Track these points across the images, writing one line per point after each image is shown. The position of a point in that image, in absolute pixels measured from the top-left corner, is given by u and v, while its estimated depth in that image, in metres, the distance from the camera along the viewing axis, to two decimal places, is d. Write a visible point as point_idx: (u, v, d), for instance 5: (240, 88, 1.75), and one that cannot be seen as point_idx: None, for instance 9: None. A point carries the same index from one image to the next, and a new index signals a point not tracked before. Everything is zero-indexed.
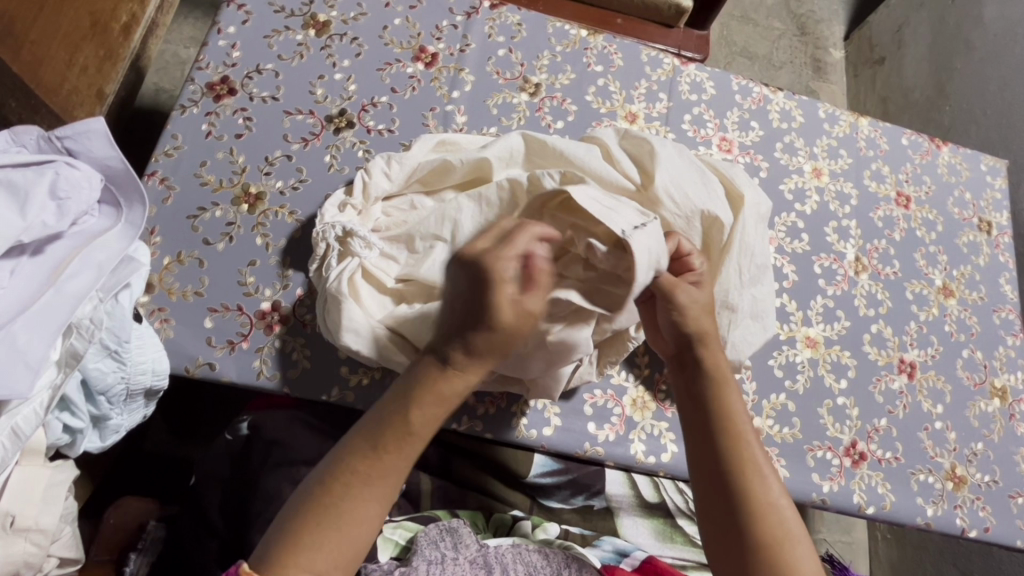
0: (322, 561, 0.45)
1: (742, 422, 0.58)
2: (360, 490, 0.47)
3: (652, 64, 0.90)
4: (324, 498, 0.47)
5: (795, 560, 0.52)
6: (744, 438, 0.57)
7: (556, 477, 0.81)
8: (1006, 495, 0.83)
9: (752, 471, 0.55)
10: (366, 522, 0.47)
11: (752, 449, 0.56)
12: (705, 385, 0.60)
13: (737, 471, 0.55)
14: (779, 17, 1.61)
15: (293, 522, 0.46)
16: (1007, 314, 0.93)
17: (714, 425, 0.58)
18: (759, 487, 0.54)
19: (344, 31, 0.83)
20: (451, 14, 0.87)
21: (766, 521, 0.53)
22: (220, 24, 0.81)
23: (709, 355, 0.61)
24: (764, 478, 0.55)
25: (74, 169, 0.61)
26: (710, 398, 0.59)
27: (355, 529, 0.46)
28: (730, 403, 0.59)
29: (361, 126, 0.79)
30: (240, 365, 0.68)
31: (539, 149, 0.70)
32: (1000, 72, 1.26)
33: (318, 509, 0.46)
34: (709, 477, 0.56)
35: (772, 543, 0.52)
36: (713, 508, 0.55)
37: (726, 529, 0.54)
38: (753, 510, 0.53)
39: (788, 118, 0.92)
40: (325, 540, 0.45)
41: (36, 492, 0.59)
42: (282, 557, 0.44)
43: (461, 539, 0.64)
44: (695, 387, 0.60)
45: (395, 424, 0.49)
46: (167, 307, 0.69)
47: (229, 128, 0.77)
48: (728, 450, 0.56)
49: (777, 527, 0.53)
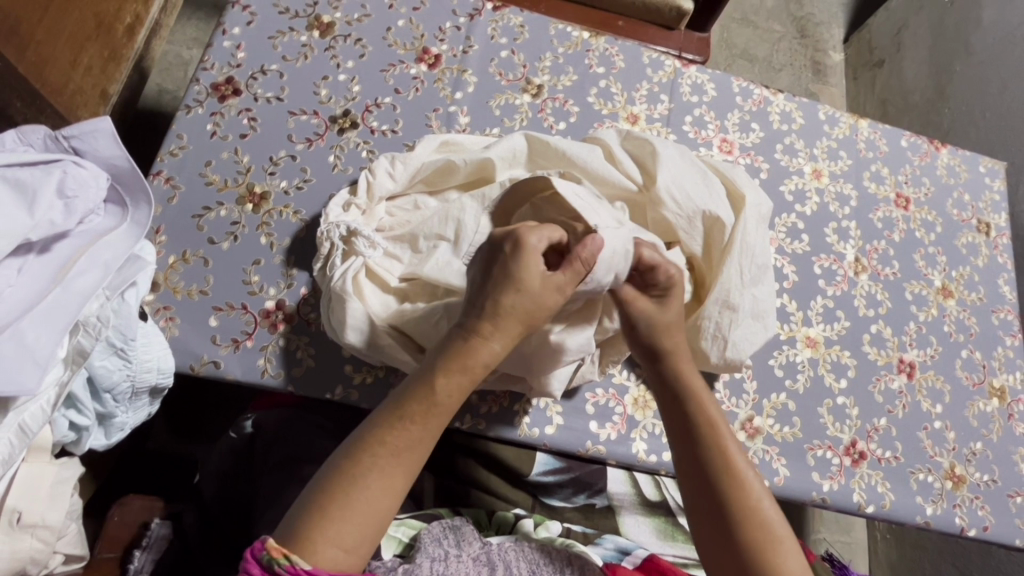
0: (350, 531, 0.46)
1: (724, 429, 0.58)
2: (386, 462, 0.48)
3: (653, 66, 0.91)
4: (351, 472, 0.47)
5: (785, 566, 0.52)
6: (727, 449, 0.57)
7: (558, 476, 0.82)
8: (1005, 495, 0.83)
9: (738, 483, 0.55)
10: (393, 493, 0.48)
11: (737, 460, 0.56)
12: (687, 398, 0.60)
13: (725, 478, 0.55)
14: (779, 20, 1.62)
15: (318, 496, 0.47)
16: (1006, 315, 0.93)
17: (697, 439, 0.58)
18: (747, 497, 0.55)
19: (348, 32, 0.84)
20: (454, 15, 0.88)
21: (756, 531, 0.53)
22: (225, 25, 0.82)
23: (683, 371, 0.61)
24: (753, 484, 0.55)
25: (82, 168, 0.61)
26: (690, 413, 0.59)
27: (382, 501, 0.47)
28: (711, 415, 0.58)
29: (365, 127, 0.80)
30: (244, 364, 0.68)
31: (542, 150, 0.71)
32: (999, 74, 1.26)
33: (345, 482, 0.47)
34: (700, 491, 0.56)
35: (765, 548, 0.53)
36: (705, 520, 0.55)
37: (718, 541, 0.54)
38: (744, 516, 0.54)
39: (788, 119, 0.93)
40: (352, 515, 0.46)
41: (42, 490, 0.59)
42: (310, 530, 0.45)
43: (464, 537, 0.65)
44: (675, 402, 0.60)
45: (419, 398, 0.51)
46: (172, 306, 0.69)
47: (234, 129, 0.77)
48: (715, 463, 0.56)
49: (767, 534, 0.53)
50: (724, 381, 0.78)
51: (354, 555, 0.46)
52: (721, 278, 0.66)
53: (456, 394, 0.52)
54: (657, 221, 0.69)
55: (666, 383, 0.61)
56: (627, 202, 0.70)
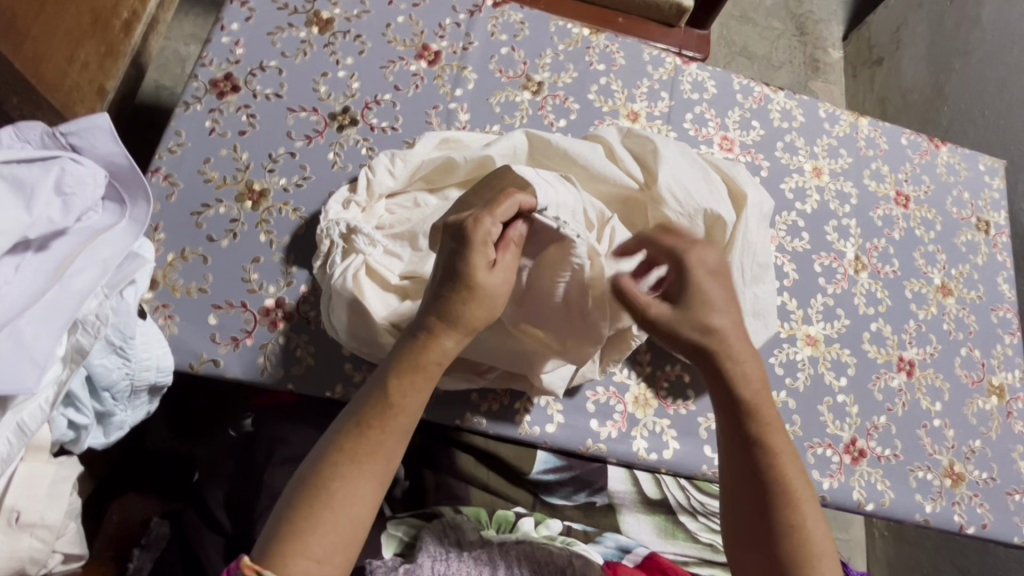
0: (323, 542, 0.45)
1: (781, 443, 0.55)
2: (351, 469, 0.47)
3: (654, 63, 0.91)
4: (314, 484, 0.47)
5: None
6: (782, 466, 0.54)
7: (558, 474, 0.81)
8: (1003, 492, 0.84)
9: (788, 493, 0.53)
10: (361, 501, 0.47)
11: (791, 470, 0.54)
12: (742, 400, 0.56)
13: (779, 495, 0.53)
14: (779, 17, 1.62)
15: (285, 512, 0.46)
16: (1005, 313, 0.94)
17: (752, 445, 0.55)
18: (797, 517, 0.53)
19: (347, 28, 0.83)
20: (454, 12, 0.87)
21: (800, 548, 0.52)
22: (224, 21, 0.81)
23: (742, 373, 0.56)
24: (805, 504, 0.53)
25: (80, 165, 0.61)
26: (745, 416, 0.55)
27: (352, 510, 0.47)
28: (770, 434, 0.55)
29: (365, 124, 0.79)
30: (244, 362, 0.68)
31: (544, 148, 0.71)
32: (999, 72, 1.26)
33: (309, 495, 0.46)
34: (750, 505, 0.54)
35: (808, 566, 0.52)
36: (750, 532, 0.54)
37: (762, 551, 0.53)
38: (793, 535, 0.52)
39: (789, 117, 0.93)
40: (319, 526, 0.45)
41: (42, 488, 0.59)
42: (279, 545, 0.45)
43: (465, 535, 0.65)
44: (729, 402, 0.56)
45: (376, 401, 0.50)
46: (171, 303, 0.69)
47: (233, 125, 0.77)
48: (766, 472, 0.54)
49: (811, 556, 0.52)
50: None
51: (329, 566, 0.45)
52: None
53: (417, 395, 0.50)
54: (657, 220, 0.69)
55: (717, 381, 0.56)
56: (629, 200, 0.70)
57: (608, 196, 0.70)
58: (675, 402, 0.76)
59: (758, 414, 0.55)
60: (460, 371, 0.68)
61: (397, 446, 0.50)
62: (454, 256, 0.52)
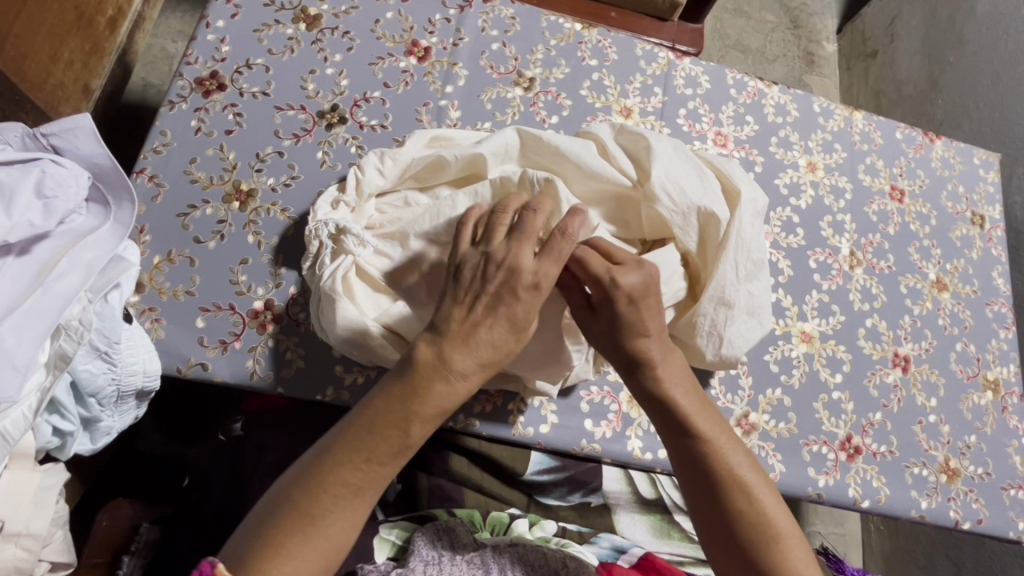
0: (306, 570, 0.44)
1: (711, 430, 0.55)
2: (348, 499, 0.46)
3: (647, 58, 0.89)
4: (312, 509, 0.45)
5: (791, 562, 0.51)
6: (722, 452, 0.54)
7: (553, 475, 0.81)
8: (999, 487, 0.83)
9: (732, 478, 0.53)
10: (352, 531, 0.46)
11: (734, 463, 0.54)
12: (670, 405, 0.56)
13: (724, 482, 0.53)
14: (772, 10, 1.61)
15: (275, 526, 0.44)
16: (1000, 308, 0.93)
17: (693, 448, 0.55)
18: (747, 501, 0.53)
19: (335, 25, 0.82)
20: (444, 7, 0.86)
21: (760, 530, 0.52)
22: (209, 18, 0.80)
23: (659, 374, 0.56)
24: (752, 484, 0.54)
25: (60, 167, 0.60)
26: (670, 411, 0.56)
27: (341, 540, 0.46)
28: (698, 423, 0.55)
29: (354, 122, 0.78)
30: (233, 365, 0.67)
31: (534, 145, 0.69)
32: (993, 65, 1.26)
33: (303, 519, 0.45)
34: (702, 498, 0.54)
35: (772, 547, 0.52)
36: (710, 525, 0.54)
37: (725, 546, 0.53)
38: (747, 517, 0.52)
39: (783, 112, 0.92)
40: (308, 550, 0.44)
41: (26, 497, 0.58)
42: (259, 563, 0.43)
43: (458, 538, 0.65)
44: (656, 408, 0.57)
45: (392, 435, 0.48)
46: (158, 307, 0.68)
47: (219, 124, 0.75)
48: (708, 468, 0.54)
49: (773, 537, 0.52)
50: (720, 377, 0.78)
51: None
52: (716, 275, 0.65)
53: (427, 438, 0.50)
54: (650, 220, 0.68)
55: (637, 383, 0.57)
56: (623, 199, 0.69)
57: (600, 194, 0.69)
58: None
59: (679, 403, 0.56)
60: None
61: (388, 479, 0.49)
62: (499, 293, 0.52)
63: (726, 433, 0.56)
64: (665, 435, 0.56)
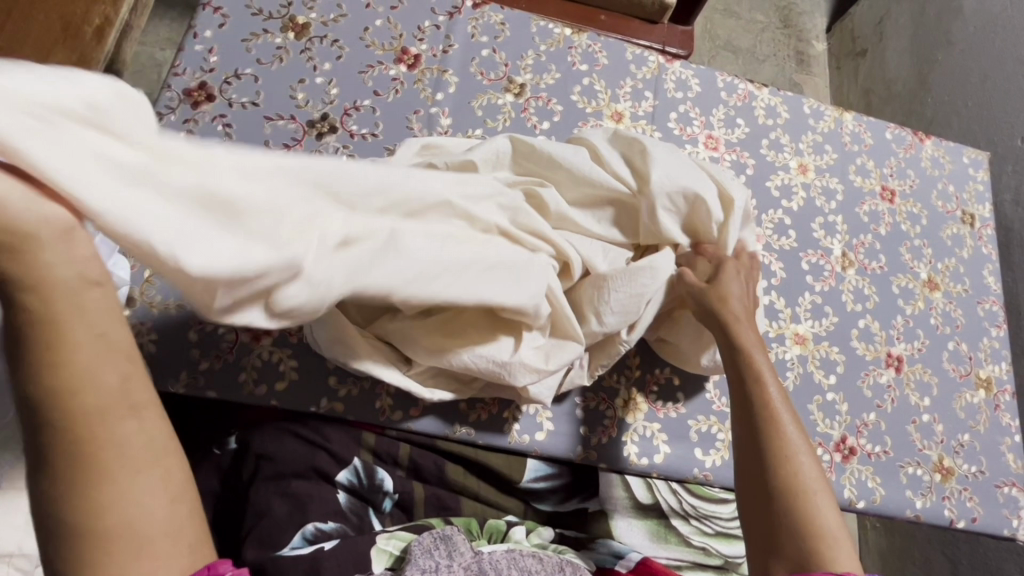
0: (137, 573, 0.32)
1: (771, 387, 0.59)
2: (83, 487, 0.31)
3: (637, 62, 0.90)
4: (67, 529, 0.31)
5: (817, 512, 0.51)
6: (774, 405, 0.58)
7: (550, 481, 0.80)
8: (993, 485, 0.84)
9: (776, 426, 0.56)
10: (145, 497, 0.33)
11: (782, 424, 0.57)
12: (741, 353, 0.61)
13: (766, 425, 0.57)
14: (762, 10, 1.62)
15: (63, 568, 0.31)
16: (991, 306, 0.94)
17: (750, 402, 0.58)
18: (787, 449, 0.55)
19: (324, 33, 0.82)
20: (433, 14, 0.86)
21: (789, 475, 0.53)
22: (196, 28, 0.79)
23: (741, 328, 0.63)
24: (794, 441, 0.56)
25: None
26: (739, 358, 0.61)
27: (144, 514, 0.33)
28: (764, 374, 0.60)
29: (345, 131, 0.78)
30: (228, 378, 0.68)
31: (526, 152, 0.68)
32: (980, 64, 1.26)
33: (72, 537, 0.31)
34: (744, 436, 0.57)
35: (797, 495, 0.52)
36: (743, 461, 0.56)
37: (756, 500, 0.54)
38: (778, 461, 0.54)
39: (773, 114, 0.92)
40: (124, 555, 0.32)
41: (19, 516, 0.58)
42: None
43: (456, 547, 0.64)
44: (729, 354, 0.62)
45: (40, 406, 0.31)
46: (149, 321, 0.67)
47: (209, 136, 0.75)
48: (757, 411, 0.58)
49: (801, 487, 0.53)
50: (714, 380, 0.78)
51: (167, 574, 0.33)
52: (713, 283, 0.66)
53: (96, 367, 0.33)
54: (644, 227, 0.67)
55: (719, 329, 0.63)
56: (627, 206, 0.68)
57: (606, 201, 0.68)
58: (665, 406, 0.76)
59: (749, 355, 0.61)
60: (446, 380, 0.67)
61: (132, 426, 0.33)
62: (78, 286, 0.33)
63: (785, 400, 0.59)
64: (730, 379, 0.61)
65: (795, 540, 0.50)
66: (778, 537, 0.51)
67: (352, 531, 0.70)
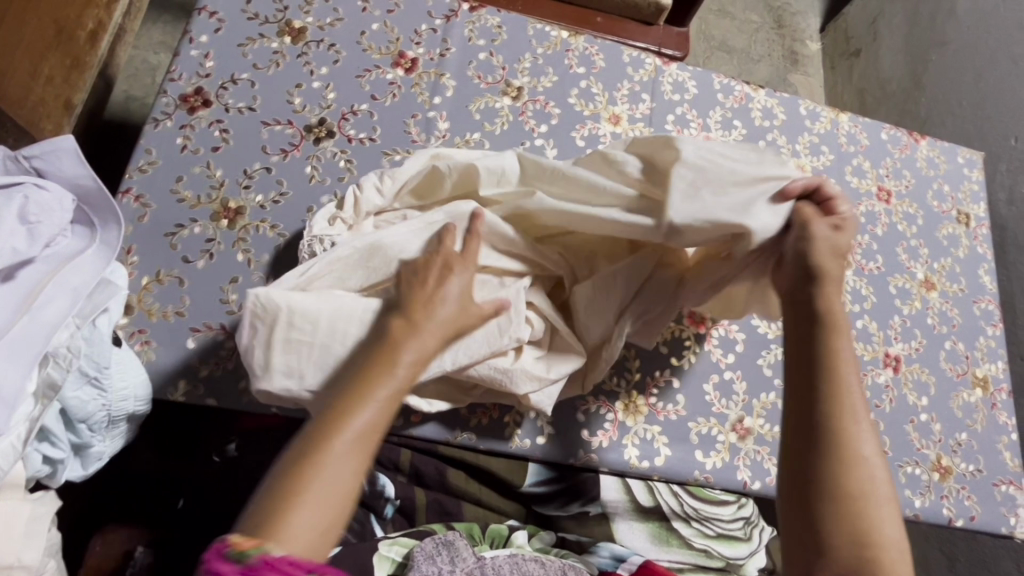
0: (315, 517, 0.44)
1: (849, 372, 0.54)
2: (328, 434, 0.47)
3: (634, 64, 0.90)
4: (306, 457, 0.46)
5: (875, 522, 0.49)
6: (849, 392, 0.53)
7: (549, 486, 0.81)
8: (990, 484, 0.85)
9: (847, 417, 0.52)
10: (350, 470, 0.46)
11: (850, 418, 0.52)
12: (819, 329, 0.55)
13: (835, 413, 0.52)
14: (756, 10, 1.63)
15: (279, 483, 0.45)
16: (987, 305, 0.94)
17: (819, 382, 0.53)
18: (855, 445, 0.51)
19: (321, 37, 0.81)
20: (430, 17, 0.86)
21: (853, 475, 0.50)
22: (192, 33, 0.79)
23: (829, 298, 0.56)
24: (863, 439, 0.52)
25: (43, 192, 0.62)
26: (819, 333, 0.55)
27: (344, 479, 0.46)
28: (843, 356, 0.55)
29: (342, 135, 0.78)
30: (225, 387, 0.66)
31: (533, 169, 0.63)
32: (974, 63, 1.27)
33: (304, 463, 0.45)
34: (802, 419, 0.53)
35: (857, 498, 0.50)
36: (799, 447, 0.52)
37: (801, 488, 0.51)
38: (845, 458, 0.51)
39: (769, 115, 0.92)
40: (313, 497, 0.44)
41: (17, 528, 0.57)
42: (274, 515, 0.43)
43: (458, 552, 0.64)
44: (807, 325, 0.56)
45: (360, 377, 0.51)
46: (148, 329, 0.67)
47: (205, 141, 0.74)
48: (830, 395, 0.53)
49: (863, 492, 0.50)
50: (714, 382, 0.78)
51: (321, 536, 0.44)
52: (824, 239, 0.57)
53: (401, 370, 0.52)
54: (645, 235, 0.58)
55: (800, 296, 0.57)
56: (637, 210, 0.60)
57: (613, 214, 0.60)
58: (665, 408, 0.76)
59: (831, 333, 0.55)
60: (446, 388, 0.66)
61: (378, 418, 0.49)
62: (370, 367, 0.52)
63: (861, 391, 0.54)
64: (798, 353, 0.56)
65: (838, 545, 0.48)
66: (822, 541, 0.49)
67: (354, 539, 0.70)
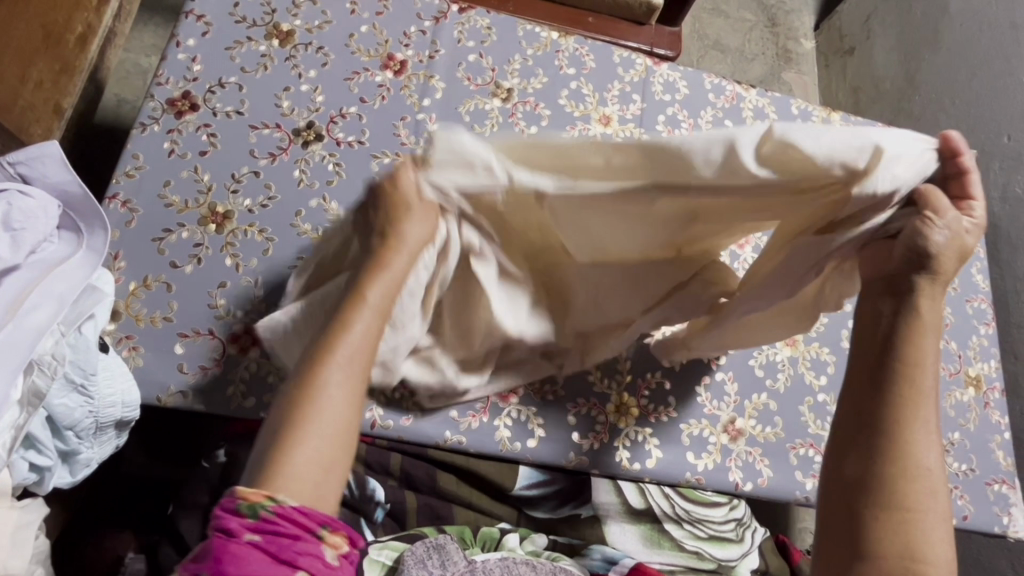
0: (322, 453, 0.40)
1: (928, 381, 0.49)
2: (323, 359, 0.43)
3: (624, 65, 0.89)
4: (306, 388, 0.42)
5: (922, 539, 0.44)
6: (921, 402, 0.48)
7: (542, 489, 0.81)
8: (983, 483, 0.84)
9: (911, 428, 0.47)
10: (350, 395, 0.43)
11: (917, 427, 0.47)
12: (897, 330, 0.50)
13: (900, 422, 0.47)
14: (749, 9, 1.63)
15: (277, 421, 0.41)
16: (980, 303, 0.94)
17: (886, 386, 0.48)
18: (915, 458, 0.46)
19: (309, 40, 0.81)
20: (419, 19, 0.85)
21: (907, 489, 0.45)
22: (179, 36, 0.78)
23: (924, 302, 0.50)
24: (927, 452, 0.47)
25: (27, 198, 0.64)
26: (898, 336, 0.50)
27: (345, 408, 0.42)
28: (924, 362, 0.49)
29: (331, 139, 0.77)
30: (213, 393, 0.66)
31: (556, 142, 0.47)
32: (967, 61, 1.27)
33: (303, 393, 0.41)
34: (858, 419, 0.49)
35: (907, 513, 0.45)
36: (851, 449, 0.48)
37: (845, 493, 0.47)
38: (903, 470, 0.46)
39: (761, 115, 0.92)
40: (317, 432, 0.41)
41: (4, 536, 0.58)
42: (279, 458, 0.39)
43: (449, 555, 0.65)
44: (886, 322, 0.50)
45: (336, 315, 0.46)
46: (135, 334, 0.66)
47: (193, 145, 0.74)
48: (899, 400, 0.48)
49: (914, 506, 0.45)
50: (706, 384, 0.78)
51: (332, 474, 0.41)
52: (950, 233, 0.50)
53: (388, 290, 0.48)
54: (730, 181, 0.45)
55: (885, 293, 0.51)
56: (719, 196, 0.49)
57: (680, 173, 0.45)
58: (657, 410, 0.76)
59: (912, 338, 0.49)
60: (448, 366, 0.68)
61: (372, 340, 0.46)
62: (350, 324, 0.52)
63: (936, 400, 0.49)
64: (864, 352, 0.51)
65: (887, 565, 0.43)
66: (860, 551, 0.44)
67: None
